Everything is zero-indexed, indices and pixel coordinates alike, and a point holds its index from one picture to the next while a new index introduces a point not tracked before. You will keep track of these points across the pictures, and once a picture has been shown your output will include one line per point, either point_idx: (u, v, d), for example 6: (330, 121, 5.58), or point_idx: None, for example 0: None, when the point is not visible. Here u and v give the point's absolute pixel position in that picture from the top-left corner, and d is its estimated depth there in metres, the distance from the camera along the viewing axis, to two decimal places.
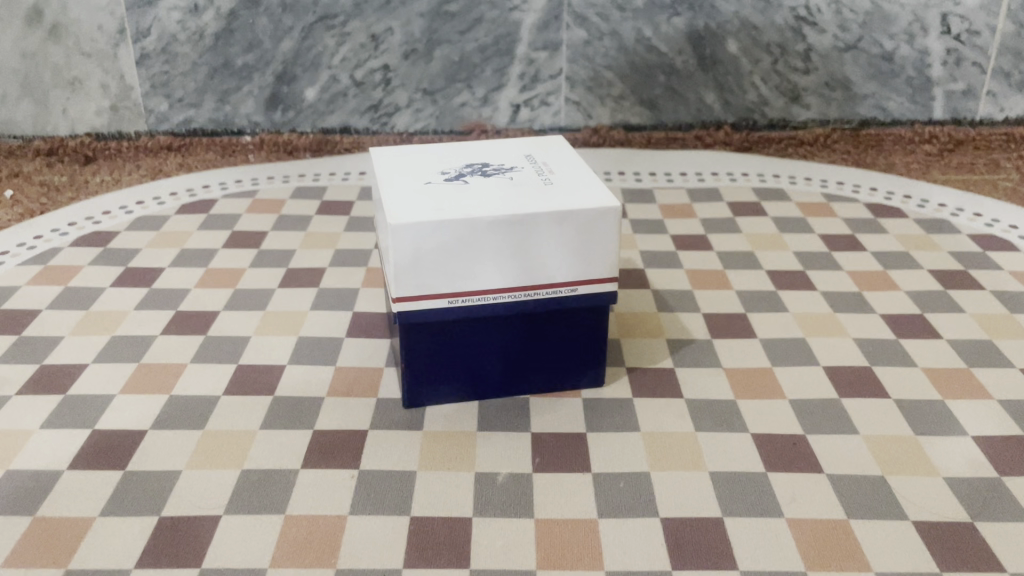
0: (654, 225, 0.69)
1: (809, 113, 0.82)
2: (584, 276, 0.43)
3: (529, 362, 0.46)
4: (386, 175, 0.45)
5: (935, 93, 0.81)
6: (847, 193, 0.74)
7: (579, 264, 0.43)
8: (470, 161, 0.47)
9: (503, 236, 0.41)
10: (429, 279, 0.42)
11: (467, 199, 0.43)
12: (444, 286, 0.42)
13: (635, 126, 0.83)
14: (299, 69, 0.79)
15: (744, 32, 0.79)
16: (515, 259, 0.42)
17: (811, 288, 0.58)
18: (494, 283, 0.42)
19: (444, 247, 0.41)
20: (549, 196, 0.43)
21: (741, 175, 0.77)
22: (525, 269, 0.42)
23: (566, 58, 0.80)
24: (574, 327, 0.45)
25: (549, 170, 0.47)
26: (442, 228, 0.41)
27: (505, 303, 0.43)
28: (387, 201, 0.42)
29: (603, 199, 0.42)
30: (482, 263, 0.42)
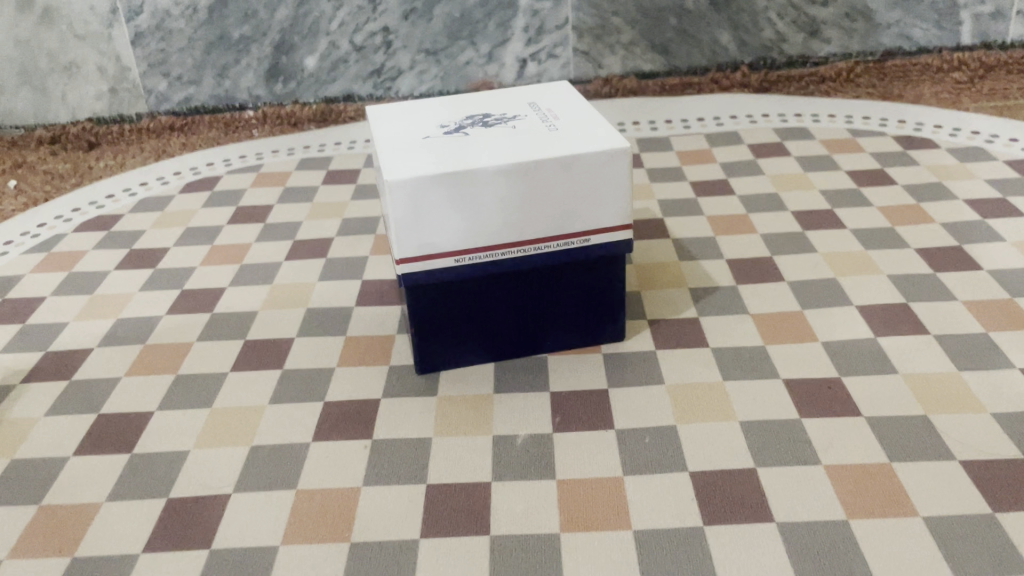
0: (671, 173, 0.66)
1: (831, 48, 0.78)
2: (596, 225, 0.41)
3: (545, 319, 0.44)
4: (383, 133, 0.43)
5: (962, 17, 0.77)
6: (874, 127, 0.71)
7: (589, 212, 0.41)
8: (470, 113, 0.45)
9: (506, 186, 0.39)
10: (433, 237, 0.40)
11: (468, 151, 0.40)
12: (449, 244, 0.40)
13: (647, 74, 0.80)
14: (297, 38, 0.77)
15: None
16: (521, 210, 0.40)
17: (840, 226, 0.56)
18: (500, 238, 0.40)
19: (446, 202, 0.39)
20: (553, 142, 0.41)
21: (761, 117, 0.74)
22: (531, 220, 0.40)
23: (571, 6, 0.77)
24: (589, 280, 0.43)
25: (554, 116, 0.44)
26: (441, 183, 0.38)
27: (514, 259, 0.41)
28: (384, 158, 0.40)
29: (609, 142, 0.40)
30: (487, 216, 0.40)
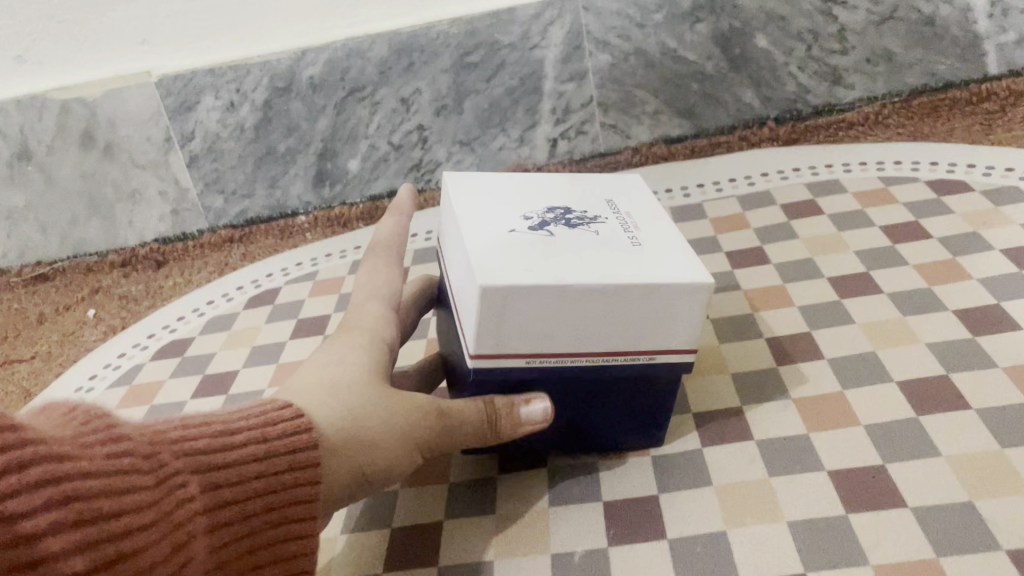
0: (706, 244, 0.68)
1: (856, 92, 0.79)
2: (666, 346, 0.42)
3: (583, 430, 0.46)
4: (471, 221, 0.45)
5: (986, 48, 0.77)
6: (906, 172, 0.71)
7: (663, 334, 0.42)
8: (550, 211, 0.47)
9: (588, 299, 0.40)
10: (510, 339, 0.41)
11: (554, 259, 0.42)
12: (528, 344, 0.41)
13: (676, 138, 0.82)
14: (339, 144, 0.82)
15: (772, 25, 0.76)
16: (600, 321, 0.41)
17: (877, 291, 0.56)
18: (572, 347, 0.42)
19: (525, 311, 0.40)
20: (635, 264, 0.42)
21: (792, 171, 0.76)
22: (607, 332, 0.41)
23: (595, 85, 0.80)
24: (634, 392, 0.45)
25: (632, 226, 0.46)
26: (527, 294, 0.39)
27: (582, 363, 0.43)
28: (473, 253, 0.42)
29: (692, 276, 0.41)
30: (565, 323, 0.41)
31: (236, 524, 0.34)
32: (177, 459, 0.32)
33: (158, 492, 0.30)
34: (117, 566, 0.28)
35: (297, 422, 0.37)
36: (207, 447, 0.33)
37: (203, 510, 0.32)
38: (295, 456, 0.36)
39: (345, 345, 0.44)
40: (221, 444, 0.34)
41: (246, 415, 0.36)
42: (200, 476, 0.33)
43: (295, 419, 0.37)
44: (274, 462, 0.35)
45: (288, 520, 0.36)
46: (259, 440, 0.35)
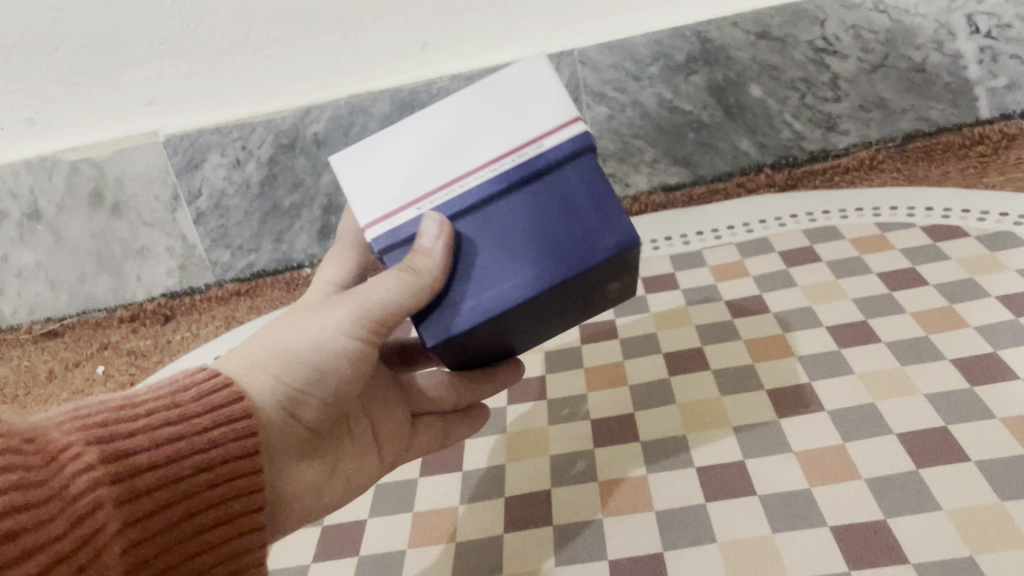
0: (706, 292, 0.69)
1: (850, 138, 0.80)
2: (548, 129, 0.46)
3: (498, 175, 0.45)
4: None
5: (977, 93, 0.78)
6: (902, 218, 0.72)
7: (526, 117, 0.46)
8: None
9: (448, 118, 0.47)
10: (389, 195, 0.46)
11: None
12: (410, 197, 0.46)
13: (674, 186, 0.83)
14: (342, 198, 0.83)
15: (765, 74, 0.78)
16: (464, 133, 0.46)
17: (875, 340, 0.57)
18: (451, 176, 0.45)
19: (394, 154, 0.47)
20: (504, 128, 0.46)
21: (789, 218, 0.77)
22: (479, 146, 0.46)
23: (593, 136, 0.82)
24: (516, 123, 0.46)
25: None
26: (400, 148, 0.47)
27: (473, 188, 0.45)
28: None
29: (561, 104, 0.46)
30: (440, 161, 0.46)
31: (171, 482, 0.38)
32: (85, 435, 0.36)
33: (51, 471, 0.34)
34: (10, 524, 0.32)
35: (212, 383, 0.42)
36: (107, 421, 0.38)
37: (106, 478, 0.36)
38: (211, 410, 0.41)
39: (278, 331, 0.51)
40: (128, 415, 0.38)
41: (153, 392, 0.41)
42: (104, 447, 0.37)
43: (212, 381, 0.42)
44: (189, 418, 0.40)
45: (224, 465, 0.40)
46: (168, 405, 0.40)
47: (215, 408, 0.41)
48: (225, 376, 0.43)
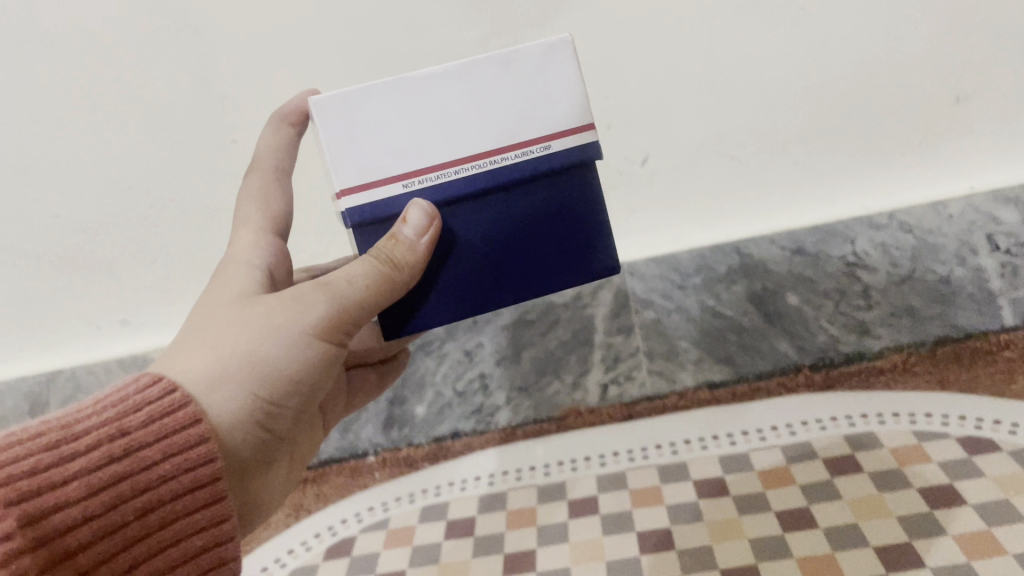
0: (755, 498, 0.73)
1: (884, 342, 0.85)
2: (554, 128, 0.55)
3: (495, 98, 0.54)
4: None
5: (1002, 302, 0.83)
6: (937, 427, 0.77)
7: (545, 113, 0.55)
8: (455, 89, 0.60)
9: (454, 90, 0.53)
10: (376, 163, 0.53)
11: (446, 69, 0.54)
12: (399, 169, 0.54)
13: (718, 382, 0.87)
14: (408, 392, 0.91)
15: (801, 285, 0.85)
16: (465, 110, 0.54)
17: (921, 565, 0.61)
18: (443, 154, 0.54)
19: (414, 97, 0.53)
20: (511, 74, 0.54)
21: (829, 420, 0.81)
22: (479, 129, 0.54)
23: (641, 337, 0.88)
24: (527, 122, 0.55)
25: None
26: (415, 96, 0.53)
27: (465, 176, 0.55)
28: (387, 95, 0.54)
29: (571, 111, 0.55)
30: (432, 133, 0.54)
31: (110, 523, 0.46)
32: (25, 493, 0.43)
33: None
34: None
35: (157, 410, 0.48)
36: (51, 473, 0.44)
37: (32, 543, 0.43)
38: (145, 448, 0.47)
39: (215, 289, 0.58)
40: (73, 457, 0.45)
41: (98, 420, 0.47)
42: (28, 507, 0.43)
43: (163, 403, 0.49)
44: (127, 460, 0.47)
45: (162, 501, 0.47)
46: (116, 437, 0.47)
47: (165, 438, 0.48)
48: (178, 393, 0.50)
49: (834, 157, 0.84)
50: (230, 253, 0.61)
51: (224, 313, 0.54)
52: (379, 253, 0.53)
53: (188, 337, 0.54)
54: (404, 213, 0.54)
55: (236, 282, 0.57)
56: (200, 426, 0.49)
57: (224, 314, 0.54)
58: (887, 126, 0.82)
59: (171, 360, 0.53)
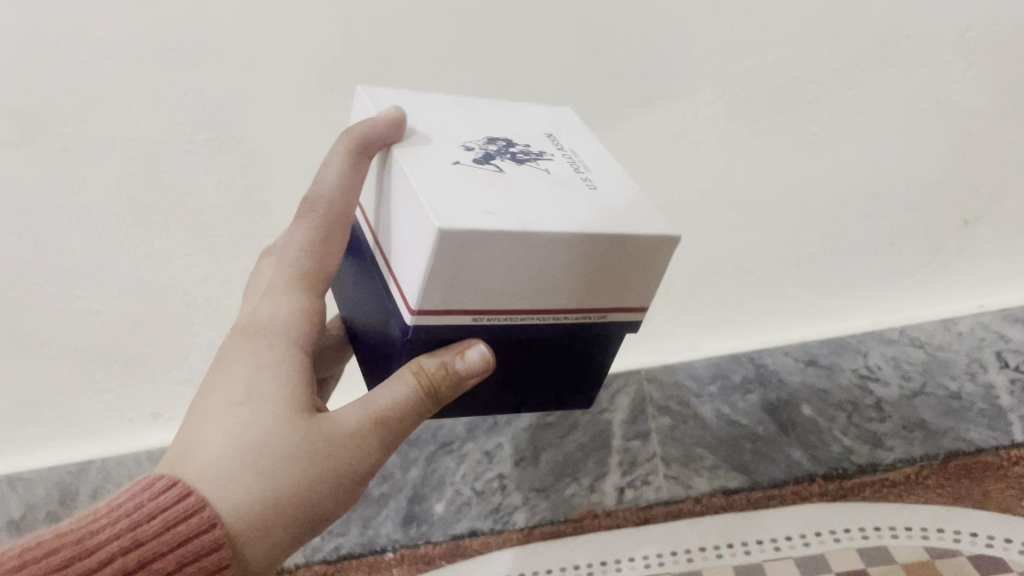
0: None
1: (896, 454, 0.80)
2: (620, 305, 0.52)
3: (590, 278, 0.49)
4: (415, 148, 0.51)
5: (1014, 419, 0.80)
6: (948, 542, 0.74)
7: (623, 290, 0.51)
8: (490, 134, 0.56)
9: (567, 254, 0.47)
10: (460, 296, 0.47)
11: (535, 211, 0.47)
12: (482, 306, 0.48)
13: (732, 489, 0.81)
14: (427, 490, 0.89)
15: (815, 396, 0.85)
16: (558, 280, 0.48)
17: None
18: (525, 299, 0.49)
19: (498, 256, 0.45)
20: (609, 256, 0.48)
21: (844, 532, 0.76)
22: (566, 287, 0.49)
23: (657, 442, 0.86)
24: (603, 295, 0.51)
25: (580, 161, 0.56)
26: (507, 257, 0.45)
27: (527, 325, 0.51)
28: (461, 207, 0.45)
29: (648, 292, 0.52)
30: (525, 282, 0.48)
31: None
32: None
33: None
34: None
35: (170, 513, 0.45)
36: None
37: None
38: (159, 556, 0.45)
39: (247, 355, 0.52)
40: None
41: (109, 530, 0.45)
42: None
43: (177, 508, 0.45)
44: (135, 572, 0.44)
45: None
46: (128, 552, 0.45)
47: (179, 547, 0.45)
48: (196, 499, 0.46)
49: (854, 276, 0.88)
50: (256, 317, 0.54)
51: (259, 404, 0.49)
52: (430, 389, 0.50)
53: (214, 437, 0.48)
54: (463, 346, 0.50)
55: (269, 367, 0.51)
56: (218, 533, 0.45)
57: (258, 417, 0.48)
58: (896, 246, 0.88)
59: (190, 461, 0.47)
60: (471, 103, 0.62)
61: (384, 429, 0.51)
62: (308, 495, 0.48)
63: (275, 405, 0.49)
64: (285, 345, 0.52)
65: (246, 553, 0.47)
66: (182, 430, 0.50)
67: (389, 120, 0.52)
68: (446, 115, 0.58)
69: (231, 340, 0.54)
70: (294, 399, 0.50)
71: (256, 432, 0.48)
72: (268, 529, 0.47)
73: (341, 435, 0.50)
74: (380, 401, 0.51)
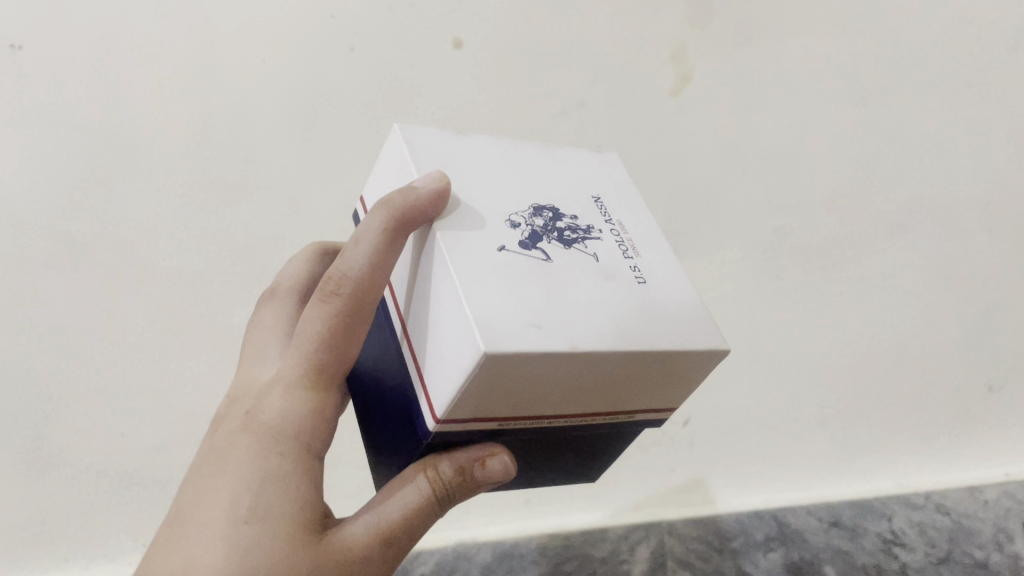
0: None
1: None
2: (650, 405, 0.53)
3: (621, 390, 0.50)
4: (463, 227, 0.49)
5: None
6: None
7: (658, 394, 0.52)
8: (536, 202, 0.55)
9: (610, 368, 0.47)
10: (492, 406, 0.46)
11: (586, 319, 0.46)
12: (511, 412, 0.48)
13: None
14: None
15: (839, 557, 0.82)
16: (600, 387, 0.48)
17: None
18: (554, 408, 0.49)
19: (549, 374, 0.45)
20: (654, 369, 0.49)
21: None
22: (600, 395, 0.49)
23: None
24: (633, 403, 0.52)
25: (628, 238, 0.55)
26: (558, 372, 0.45)
27: (554, 425, 0.51)
28: (517, 319, 0.44)
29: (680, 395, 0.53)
30: (561, 392, 0.47)
31: None
32: None
33: None
34: None
35: None
36: None
37: None
38: None
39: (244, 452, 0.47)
40: None
41: None
42: None
43: None
44: None
45: None
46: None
47: None
48: None
49: (875, 434, 0.89)
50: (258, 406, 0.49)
51: (252, 514, 0.45)
52: (443, 495, 0.49)
53: (205, 563, 0.43)
54: (483, 453, 0.50)
55: (279, 479, 0.46)
56: None
57: (262, 544, 0.44)
58: (934, 392, 0.90)
59: None
60: (524, 150, 0.60)
61: (387, 546, 0.49)
62: None
63: (278, 531, 0.45)
64: (298, 451, 0.48)
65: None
66: (167, 540, 0.46)
67: (433, 198, 0.48)
68: (499, 169, 0.57)
69: (226, 432, 0.49)
70: (303, 519, 0.46)
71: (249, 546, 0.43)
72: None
73: (346, 561, 0.47)
74: (389, 514, 0.49)
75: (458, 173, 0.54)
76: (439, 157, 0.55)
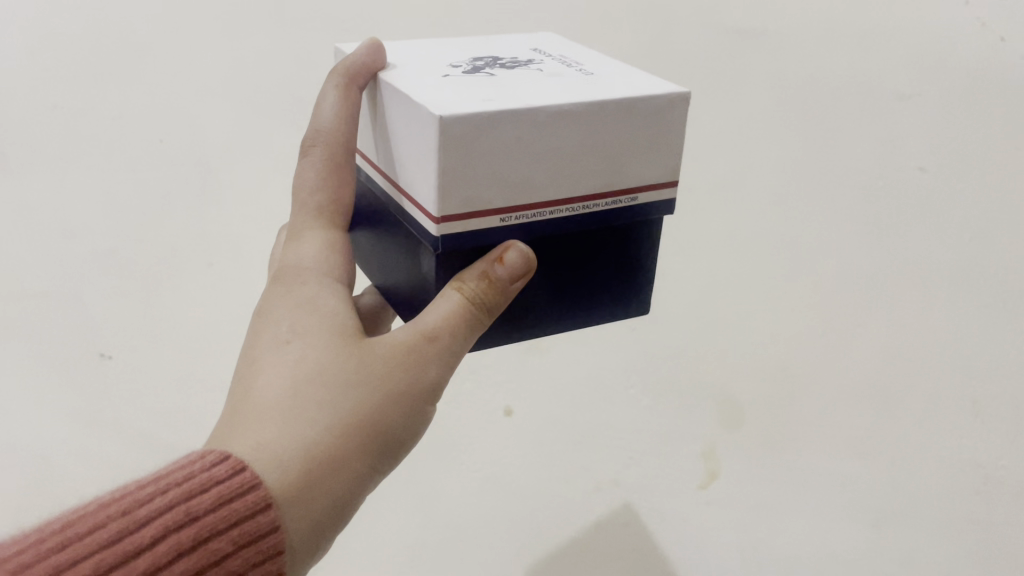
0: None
1: None
2: (648, 179, 0.61)
3: (593, 158, 0.58)
4: (415, 70, 0.62)
5: None
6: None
7: (646, 163, 0.60)
8: (483, 57, 0.67)
9: (571, 126, 0.56)
10: (481, 194, 0.55)
11: (533, 91, 0.57)
12: (500, 202, 0.56)
13: None
14: None
15: None
16: (580, 143, 0.57)
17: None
18: (548, 190, 0.58)
19: (518, 133, 0.54)
20: (616, 115, 0.57)
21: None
22: (583, 162, 0.58)
23: None
24: (625, 170, 0.60)
25: (570, 62, 0.67)
26: (526, 128, 0.54)
27: (558, 217, 0.59)
28: (472, 98, 0.54)
29: (668, 167, 0.61)
30: (543, 163, 0.56)
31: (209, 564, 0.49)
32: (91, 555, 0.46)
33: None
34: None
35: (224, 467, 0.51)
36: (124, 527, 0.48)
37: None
38: (228, 510, 0.50)
39: (285, 297, 0.61)
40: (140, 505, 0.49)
41: (169, 479, 0.51)
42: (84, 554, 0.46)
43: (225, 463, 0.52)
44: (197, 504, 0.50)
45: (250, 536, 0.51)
46: (183, 525, 0.49)
47: (226, 503, 0.50)
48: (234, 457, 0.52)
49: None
50: (291, 259, 0.64)
51: (292, 342, 0.58)
52: (475, 297, 0.57)
53: (263, 381, 0.56)
54: (498, 252, 0.57)
55: (316, 304, 0.60)
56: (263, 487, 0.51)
57: (304, 354, 0.57)
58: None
59: (245, 408, 0.56)
60: (459, 40, 0.72)
61: (430, 346, 0.58)
62: (361, 425, 0.56)
63: (316, 346, 0.57)
64: (326, 281, 0.62)
65: (306, 497, 0.54)
66: (238, 381, 0.58)
67: (369, 49, 0.64)
68: (441, 50, 0.69)
69: (271, 286, 0.63)
70: (333, 331, 0.58)
71: (297, 367, 0.56)
72: (326, 459, 0.54)
73: (382, 359, 0.57)
74: (426, 320, 0.58)
75: (408, 58, 0.67)
76: (390, 54, 0.69)
